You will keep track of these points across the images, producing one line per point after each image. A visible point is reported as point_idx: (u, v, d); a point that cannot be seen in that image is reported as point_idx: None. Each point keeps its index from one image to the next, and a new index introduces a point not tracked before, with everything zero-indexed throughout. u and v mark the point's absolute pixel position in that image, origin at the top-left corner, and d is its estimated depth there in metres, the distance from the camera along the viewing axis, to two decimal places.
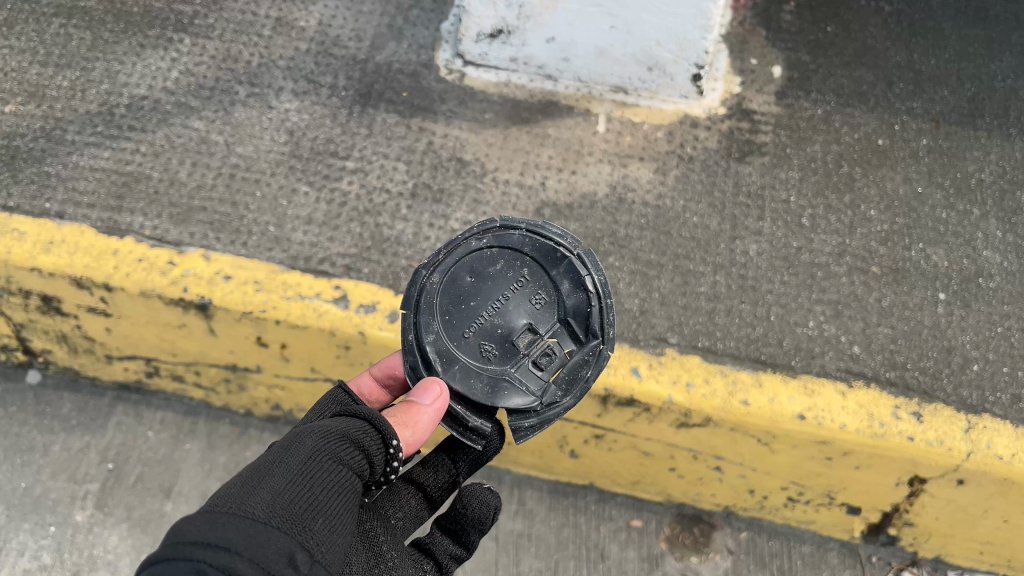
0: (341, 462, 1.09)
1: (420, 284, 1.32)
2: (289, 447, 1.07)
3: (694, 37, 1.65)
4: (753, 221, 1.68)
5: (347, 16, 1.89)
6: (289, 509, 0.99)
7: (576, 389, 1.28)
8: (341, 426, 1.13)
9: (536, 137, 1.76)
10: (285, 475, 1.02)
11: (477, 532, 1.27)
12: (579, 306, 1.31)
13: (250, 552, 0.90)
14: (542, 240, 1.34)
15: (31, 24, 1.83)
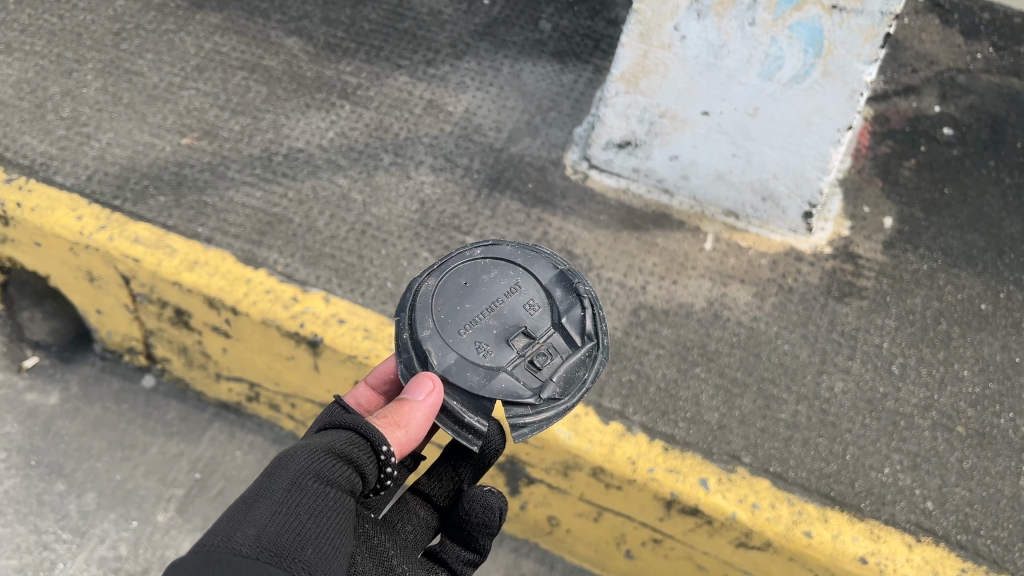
0: (329, 481, 1.07)
1: (416, 288, 1.37)
2: (273, 474, 1.05)
3: (811, 177, 1.74)
4: (843, 359, 1.72)
5: (491, 108, 2.07)
6: (275, 538, 0.95)
7: (574, 390, 1.30)
8: (326, 441, 1.12)
9: (644, 244, 1.86)
10: (270, 505, 1.00)
11: (485, 535, 1.29)
12: (574, 313, 1.37)
13: None
14: (531, 254, 1.42)
15: (218, 73, 2.08)
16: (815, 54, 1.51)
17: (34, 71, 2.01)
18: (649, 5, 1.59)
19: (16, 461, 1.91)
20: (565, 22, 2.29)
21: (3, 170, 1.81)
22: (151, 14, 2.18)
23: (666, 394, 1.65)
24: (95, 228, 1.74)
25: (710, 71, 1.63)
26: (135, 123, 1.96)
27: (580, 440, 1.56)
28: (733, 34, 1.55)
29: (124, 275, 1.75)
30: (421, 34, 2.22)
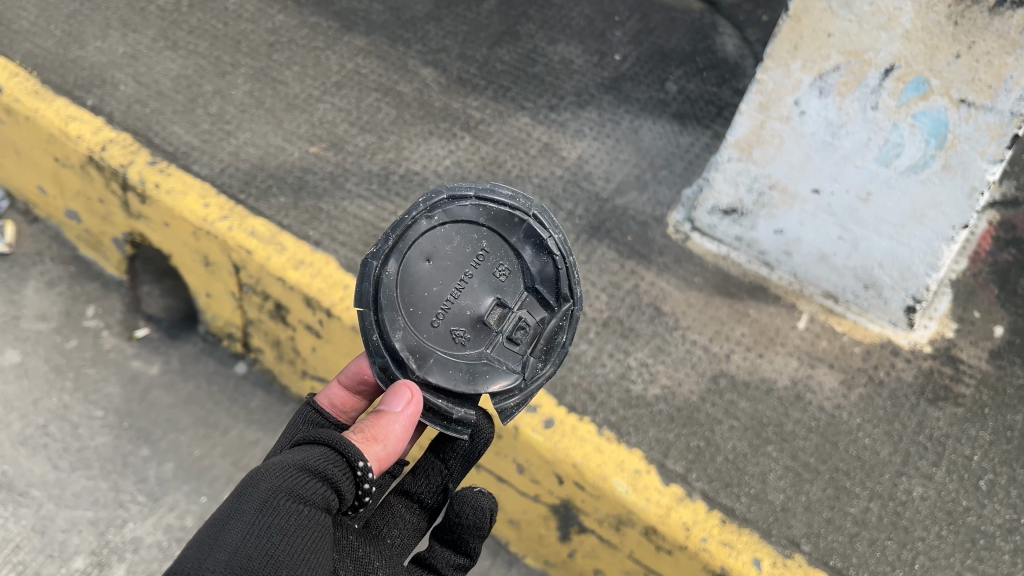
0: (303, 499, 1.11)
1: (374, 277, 1.29)
2: (246, 494, 1.09)
3: (919, 270, 1.68)
4: (926, 464, 1.64)
5: (604, 159, 2.12)
6: (243, 566, 1.01)
7: (554, 356, 1.39)
8: (300, 457, 1.16)
9: (735, 312, 1.85)
10: (241, 529, 1.05)
11: (475, 537, 1.32)
12: (547, 274, 1.38)
13: None
14: (494, 207, 1.36)
15: (354, 91, 2.21)
16: (938, 146, 1.47)
17: (193, 68, 2.20)
18: (772, 77, 1.60)
19: (110, 420, 2.04)
20: (691, 86, 2.32)
21: (149, 152, 1.98)
22: (305, 31, 2.34)
23: (733, 467, 1.61)
24: (218, 217, 1.87)
25: (825, 150, 1.62)
26: (271, 127, 2.10)
27: (636, 496, 1.55)
28: (854, 115, 1.53)
29: (236, 264, 1.87)
30: (549, 80, 2.30)
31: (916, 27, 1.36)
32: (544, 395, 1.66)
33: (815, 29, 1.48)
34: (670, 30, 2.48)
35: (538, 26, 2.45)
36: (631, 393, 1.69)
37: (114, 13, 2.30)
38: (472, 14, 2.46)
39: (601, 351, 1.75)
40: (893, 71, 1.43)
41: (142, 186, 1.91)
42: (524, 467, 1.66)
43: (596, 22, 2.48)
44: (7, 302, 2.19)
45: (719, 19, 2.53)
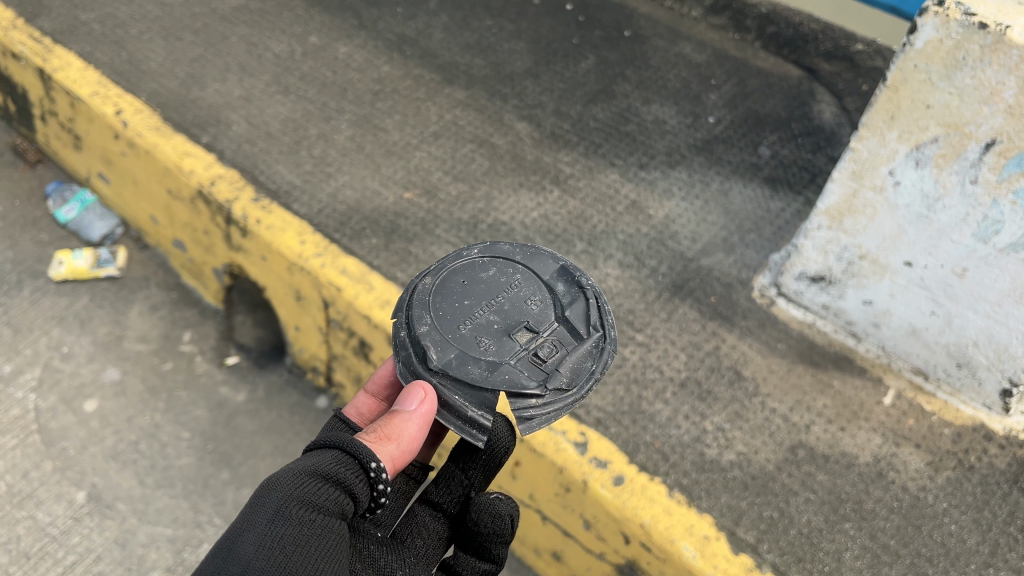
0: (316, 505, 1.09)
1: (413, 290, 1.42)
2: (259, 502, 1.08)
3: (1016, 352, 1.60)
4: (1016, 557, 1.55)
5: (692, 219, 2.13)
6: None
7: (583, 381, 1.33)
8: (312, 463, 1.15)
9: (818, 382, 1.80)
10: (254, 540, 1.03)
11: (499, 545, 1.32)
12: (580, 309, 1.41)
13: None
14: (533, 253, 1.48)
15: (451, 141, 2.29)
16: None
17: (300, 112, 2.32)
18: (867, 145, 1.58)
19: (195, 442, 2.13)
20: (785, 151, 2.31)
21: (253, 190, 2.09)
22: (408, 82, 2.45)
23: (807, 542, 1.56)
24: (312, 254, 1.95)
25: (920, 222, 1.59)
26: (369, 171, 2.19)
27: (704, 563, 1.50)
28: (951, 188, 1.50)
29: (326, 300, 1.94)
30: (640, 139, 2.33)
31: (1020, 102, 1.33)
32: (616, 452, 1.65)
33: (913, 100, 1.46)
34: (766, 95, 2.48)
35: (633, 86, 2.49)
36: (705, 456, 1.67)
37: (234, 58, 2.45)
38: (569, 72, 2.52)
39: (676, 412, 1.73)
40: (994, 146, 1.40)
41: (244, 221, 2.01)
42: (590, 523, 1.64)
43: (692, 85, 2.51)
44: (112, 322, 2.33)
45: (816, 86, 2.53)
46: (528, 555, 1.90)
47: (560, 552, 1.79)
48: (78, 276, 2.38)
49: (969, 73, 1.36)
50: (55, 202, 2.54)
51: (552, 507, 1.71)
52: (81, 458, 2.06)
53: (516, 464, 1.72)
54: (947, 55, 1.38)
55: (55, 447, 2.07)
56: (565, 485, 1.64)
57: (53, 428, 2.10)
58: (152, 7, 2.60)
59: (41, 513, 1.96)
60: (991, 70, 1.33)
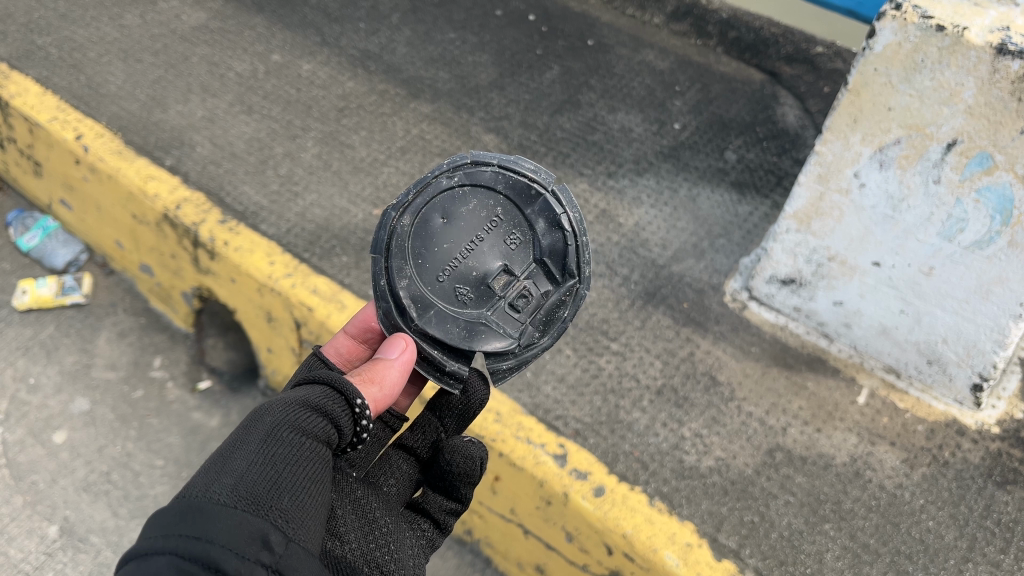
0: (305, 432, 1.10)
1: (390, 226, 1.40)
2: (249, 427, 1.08)
3: (985, 348, 1.63)
4: (993, 550, 1.57)
5: (661, 226, 2.14)
6: (252, 489, 0.98)
7: (552, 328, 1.45)
8: (302, 396, 1.16)
9: (793, 385, 1.82)
10: (247, 457, 1.02)
11: (467, 485, 1.31)
12: (556, 248, 1.43)
13: (224, 536, 0.89)
14: (513, 176, 1.43)
15: (418, 156, 2.28)
16: (1003, 222, 1.44)
17: (265, 132, 2.30)
18: (832, 149, 1.60)
19: (169, 469, 2.09)
20: (750, 155, 2.33)
21: (219, 211, 2.07)
22: (373, 97, 2.44)
23: (788, 544, 1.56)
24: (282, 274, 1.93)
25: (886, 223, 1.61)
26: (336, 189, 2.17)
27: (687, 570, 1.51)
28: (915, 189, 1.52)
29: (298, 321, 1.92)
30: (608, 148, 2.33)
31: (979, 102, 1.36)
32: (596, 463, 1.65)
33: (875, 104, 1.49)
34: (729, 100, 2.51)
35: (599, 95, 2.50)
36: (684, 463, 1.67)
37: (196, 79, 2.42)
38: (534, 83, 2.52)
39: (654, 419, 1.74)
40: (955, 146, 1.43)
41: (211, 243, 1.99)
42: (572, 535, 1.64)
43: (656, 92, 2.53)
44: (80, 350, 2.28)
45: (779, 90, 2.57)
46: (510, 569, 1.89)
47: (543, 565, 1.78)
48: (43, 305, 2.34)
49: (929, 75, 1.39)
50: (16, 230, 2.50)
51: (533, 520, 1.71)
52: (51, 491, 2.01)
53: (496, 479, 1.72)
54: (906, 59, 1.40)
55: (24, 481, 2.03)
56: (545, 498, 1.63)
57: (22, 461, 2.06)
58: (109, 29, 2.57)
59: (13, 549, 1.92)
60: (950, 72, 1.36)
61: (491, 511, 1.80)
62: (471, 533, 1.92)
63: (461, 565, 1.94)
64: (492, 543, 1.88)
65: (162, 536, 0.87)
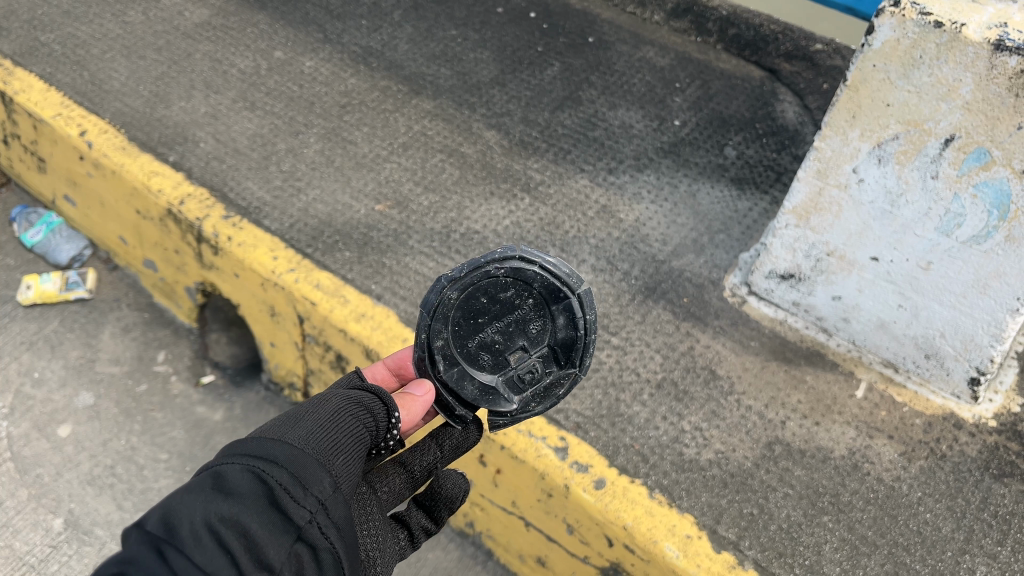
0: (359, 420, 1.24)
1: (436, 293, 1.39)
2: (320, 401, 1.24)
3: (982, 342, 1.65)
4: (990, 543, 1.59)
5: (661, 222, 2.15)
6: (317, 448, 1.15)
7: (547, 402, 1.46)
8: (357, 396, 1.27)
9: (792, 378, 1.83)
10: (316, 420, 1.19)
11: (447, 510, 1.38)
12: (568, 340, 1.44)
13: (293, 469, 1.09)
14: (552, 277, 1.42)
15: (420, 152, 2.29)
16: (1000, 217, 1.47)
17: (268, 128, 2.32)
18: (831, 144, 1.62)
19: (173, 463, 2.11)
20: (750, 152, 2.35)
21: (223, 207, 2.08)
22: (375, 94, 2.45)
23: (786, 536, 1.58)
24: (285, 269, 1.95)
25: (884, 218, 1.62)
26: (339, 185, 2.18)
27: (687, 562, 1.52)
28: (913, 184, 1.54)
29: (301, 315, 1.94)
30: (608, 144, 2.35)
31: (976, 98, 1.38)
32: (597, 455, 1.67)
33: (873, 100, 1.50)
34: (729, 97, 2.52)
35: (599, 91, 2.51)
36: (684, 456, 1.69)
37: (198, 76, 2.44)
38: (535, 80, 2.54)
39: (654, 413, 1.75)
40: (953, 141, 1.45)
41: (215, 239, 2.01)
42: (573, 528, 1.66)
43: (657, 88, 2.54)
44: (84, 345, 2.30)
45: (779, 87, 2.58)
46: (513, 562, 1.91)
47: (544, 558, 1.80)
48: (47, 300, 2.36)
49: (927, 71, 1.41)
50: (20, 226, 2.52)
51: (534, 512, 1.72)
52: (56, 485, 2.03)
53: (497, 472, 1.74)
54: (904, 55, 1.42)
55: (29, 474, 2.04)
56: (547, 491, 1.65)
57: (27, 455, 2.08)
58: (112, 26, 2.58)
59: (18, 542, 1.93)
60: (948, 68, 1.38)
61: (492, 503, 1.82)
62: (473, 525, 1.94)
63: (463, 557, 1.96)
64: (493, 535, 1.90)
65: (244, 453, 1.08)
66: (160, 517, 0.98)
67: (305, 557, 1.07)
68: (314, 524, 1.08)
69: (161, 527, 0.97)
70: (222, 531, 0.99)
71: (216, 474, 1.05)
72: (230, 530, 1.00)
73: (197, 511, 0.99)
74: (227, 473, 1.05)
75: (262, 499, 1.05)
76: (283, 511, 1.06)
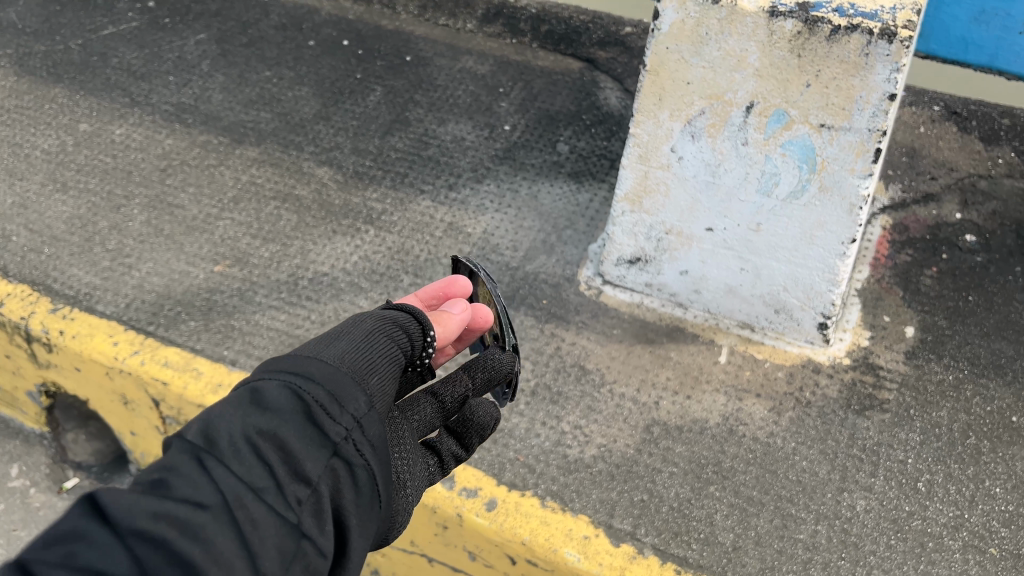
0: (395, 338, 1.15)
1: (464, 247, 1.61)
2: (354, 322, 1.14)
3: (821, 289, 1.74)
4: (865, 476, 1.66)
5: (509, 229, 2.15)
6: (353, 364, 1.04)
7: None
8: (393, 315, 1.19)
9: (658, 357, 1.86)
10: (348, 340, 1.08)
11: (478, 436, 1.28)
12: None
13: (328, 384, 0.99)
14: None
15: (253, 203, 2.21)
16: (810, 170, 1.55)
17: (85, 207, 2.18)
18: (645, 129, 1.65)
19: None
20: (582, 144, 2.39)
21: (49, 299, 1.95)
22: (195, 151, 2.35)
23: (679, 515, 1.61)
24: (128, 353, 1.85)
25: (709, 189, 1.67)
26: (172, 253, 2.08)
27: (589, 563, 1.53)
28: (727, 153, 1.60)
29: (154, 398, 1.84)
30: (443, 160, 2.34)
31: (764, 63, 1.46)
32: (484, 477, 1.65)
33: (673, 80, 1.55)
34: (553, 92, 2.55)
35: (426, 109, 2.50)
36: (569, 458, 1.69)
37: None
38: (359, 108, 2.49)
39: (532, 421, 1.75)
40: (753, 108, 1.51)
41: (46, 335, 1.88)
42: (475, 553, 1.63)
43: (482, 96, 2.54)
44: None
45: (598, 74, 2.63)
46: None
47: None
48: None
49: (715, 46, 1.48)
50: None
51: (434, 547, 1.69)
52: None
53: None
54: (692, 34, 1.48)
55: None
56: (442, 523, 1.62)
57: None
58: None
59: None
60: (733, 40, 1.45)
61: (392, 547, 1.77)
62: None
63: None
64: None
65: (276, 371, 0.99)
66: (196, 429, 0.92)
67: (341, 475, 0.96)
68: (350, 442, 0.97)
69: (199, 439, 0.91)
70: (259, 446, 0.92)
71: (253, 389, 0.96)
72: (265, 445, 0.92)
73: (234, 426, 0.92)
74: (263, 388, 0.96)
75: (297, 416, 0.95)
76: (318, 427, 0.96)
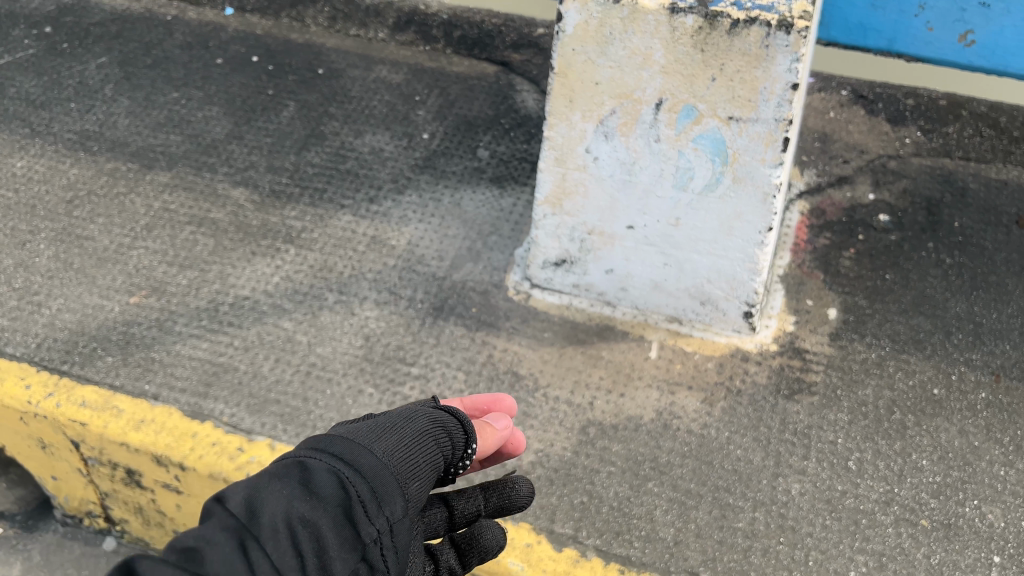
0: (438, 446, 1.23)
1: None
2: (410, 417, 1.24)
3: (744, 278, 1.75)
4: (797, 459, 1.69)
5: (433, 239, 2.13)
6: (395, 469, 1.16)
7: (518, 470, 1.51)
8: (442, 417, 1.27)
9: (590, 358, 1.86)
10: (400, 435, 1.20)
11: (478, 557, 1.35)
12: None
13: (374, 482, 1.14)
14: None
15: (167, 229, 2.14)
16: (722, 162, 1.57)
17: None
18: (559, 132, 1.65)
19: None
20: (502, 148, 2.38)
21: None
22: (103, 179, 2.27)
23: (619, 514, 1.61)
24: (42, 395, 1.77)
25: (627, 188, 1.68)
26: (84, 286, 2.00)
27: (533, 570, 1.52)
28: (641, 151, 1.60)
29: (73, 440, 1.76)
30: (363, 173, 2.30)
31: (669, 60, 1.47)
32: None
33: (582, 82, 1.55)
34: (470, 98, 2.54)
35: (341, 122, 2.46)
36: (506, 466, 1.68)
37: None
38: (273, 124, 2.44)
39: None
40: (663, 104, 1.52)
41: None
42: None
43: (398, 106, 2.51)
44: None
45: (514, 77, 2.62)
46: None
47: None
48: None
49: (620, 45, 1.48)
50: None
51: None
52: None
53: None
54: (596, 34, 1.48)
55: None
56: None
57: None
58: None
59: None
60: (637, 39, 1.46)
61: None
62: None
63: None
64: None
65: (335, 456, 1.15)
66: (246, 501, 1.09)
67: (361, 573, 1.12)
68: (377, 544, 1.13)
69: (246, 514, 1.08)
70: (298, 532, 1.09)
71: (305, 468, 1.13)
72: (304, 532, 1.09)
73: (280, 508, 1.09)
74: (315, 469, 1.13)
75: (339, 511, 1.11)
76: (354, 526, 1.12)
